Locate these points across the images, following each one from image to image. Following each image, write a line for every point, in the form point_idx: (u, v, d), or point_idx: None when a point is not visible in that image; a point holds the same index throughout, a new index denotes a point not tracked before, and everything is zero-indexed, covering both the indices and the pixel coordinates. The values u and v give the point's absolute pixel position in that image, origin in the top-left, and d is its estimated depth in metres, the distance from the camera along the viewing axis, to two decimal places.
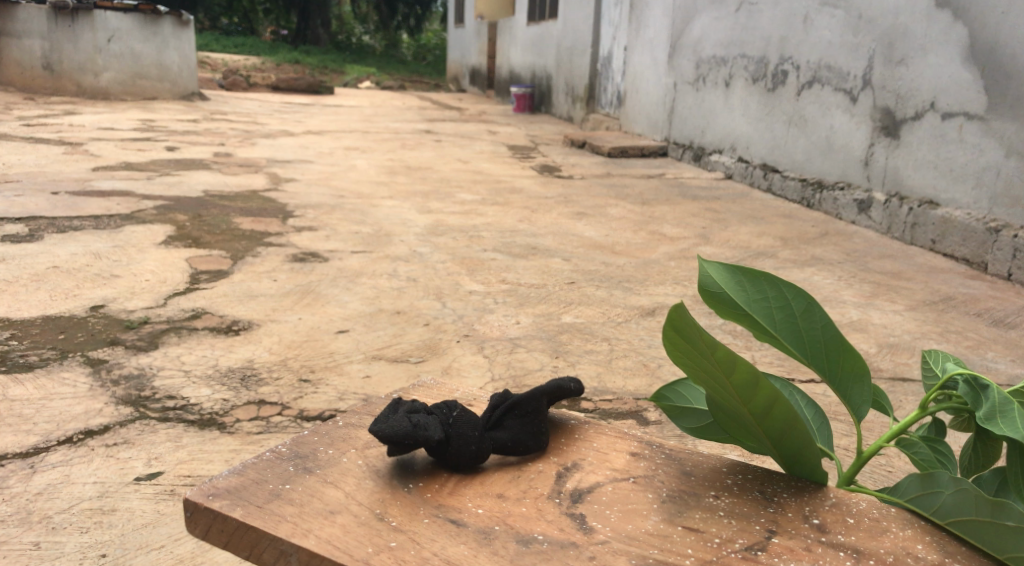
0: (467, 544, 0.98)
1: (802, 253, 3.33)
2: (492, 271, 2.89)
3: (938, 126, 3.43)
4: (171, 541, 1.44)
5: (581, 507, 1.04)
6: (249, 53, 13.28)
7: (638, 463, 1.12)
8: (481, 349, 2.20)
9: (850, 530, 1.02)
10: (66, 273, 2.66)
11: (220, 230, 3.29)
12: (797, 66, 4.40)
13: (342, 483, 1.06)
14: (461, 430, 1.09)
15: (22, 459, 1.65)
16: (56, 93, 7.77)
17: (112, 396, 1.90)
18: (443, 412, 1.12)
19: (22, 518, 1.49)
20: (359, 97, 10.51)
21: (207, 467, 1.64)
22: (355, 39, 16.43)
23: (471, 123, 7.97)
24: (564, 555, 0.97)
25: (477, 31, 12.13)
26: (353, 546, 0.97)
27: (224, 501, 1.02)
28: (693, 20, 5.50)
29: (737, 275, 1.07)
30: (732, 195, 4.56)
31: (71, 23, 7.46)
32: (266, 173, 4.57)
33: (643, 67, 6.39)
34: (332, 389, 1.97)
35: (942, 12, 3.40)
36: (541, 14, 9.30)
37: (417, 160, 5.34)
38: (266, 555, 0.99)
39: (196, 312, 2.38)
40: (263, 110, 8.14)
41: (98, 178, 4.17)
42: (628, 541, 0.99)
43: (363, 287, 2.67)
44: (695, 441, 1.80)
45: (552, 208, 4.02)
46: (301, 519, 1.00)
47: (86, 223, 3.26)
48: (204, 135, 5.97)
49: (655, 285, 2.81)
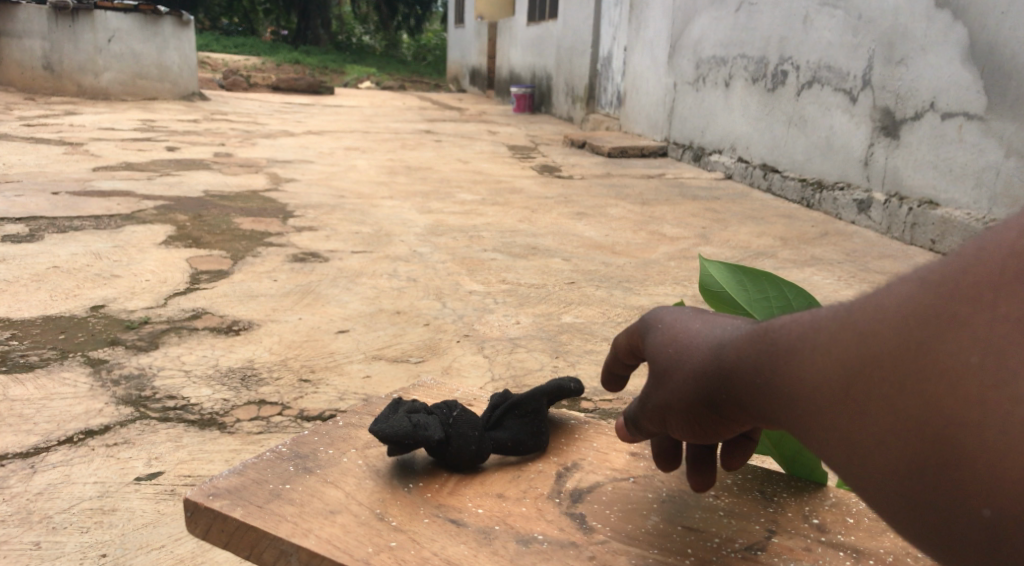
0: (467, 544, 0.97)
1: (802, 253, 3.34)
2: (492, 271, 2.90)
3: (938, 126, 3.44)
4: (171, 541, 1.44)
5: (581, 508, 1.04)
6: (249, 53, 13.31)
7: (638, 462, 1.13)
8: (481, 349, 2.20)
9: (849, 530, 1.02)
10: (67, 273, 2.66)
11: (221, 230, 3.29)
12: (797, 66, 4.40)
13: (342, 483, 1.06)
14: (462, 430, 1.09)
15: (22, 459, 1.65)
16: (57, 93, 7.77)
17: (112, 396, 1.90)
18: (444, 412, 1.12)
19: (22, 518, 1.48)
20: (361, 97, 10.54)
21: (207, 468, 1.64)
22: (355, 40, 16.48)
23: (471, 123, 7.99)
24: (564, 555, 0.96)
25: (477, 31, 12.18)
26: (354, 546, 0.95)
27: (224, 500, 1.01)
28: (693, 20, 5.50)
29: (738, 275, 1.08)
30: (732, 195, 4.56)
31: (71, 23, 7.48)
32: (266, 173, 4.58)
33: (643, 68, 6.39)
34: (332, 389, 1.97)
35: (942, 12, 3.39)
36: (541, 15, 9.32)
37: (417, 160, 5.34)
38: (266, 555, 0.97)
39: (197, 312, 2.39)
40: (263, 110, 8.15)
41: (98, 178, 4.18)
42: (628, 540, 0.99)
43: (363, 287, 2.67)
44: None
45: (552, 208, 4.03)
46: (301, 520, 0.99)
47: (86, 223, 3.27)
48: (205, 135, 5.99)
49: (655, 285, 2.81)
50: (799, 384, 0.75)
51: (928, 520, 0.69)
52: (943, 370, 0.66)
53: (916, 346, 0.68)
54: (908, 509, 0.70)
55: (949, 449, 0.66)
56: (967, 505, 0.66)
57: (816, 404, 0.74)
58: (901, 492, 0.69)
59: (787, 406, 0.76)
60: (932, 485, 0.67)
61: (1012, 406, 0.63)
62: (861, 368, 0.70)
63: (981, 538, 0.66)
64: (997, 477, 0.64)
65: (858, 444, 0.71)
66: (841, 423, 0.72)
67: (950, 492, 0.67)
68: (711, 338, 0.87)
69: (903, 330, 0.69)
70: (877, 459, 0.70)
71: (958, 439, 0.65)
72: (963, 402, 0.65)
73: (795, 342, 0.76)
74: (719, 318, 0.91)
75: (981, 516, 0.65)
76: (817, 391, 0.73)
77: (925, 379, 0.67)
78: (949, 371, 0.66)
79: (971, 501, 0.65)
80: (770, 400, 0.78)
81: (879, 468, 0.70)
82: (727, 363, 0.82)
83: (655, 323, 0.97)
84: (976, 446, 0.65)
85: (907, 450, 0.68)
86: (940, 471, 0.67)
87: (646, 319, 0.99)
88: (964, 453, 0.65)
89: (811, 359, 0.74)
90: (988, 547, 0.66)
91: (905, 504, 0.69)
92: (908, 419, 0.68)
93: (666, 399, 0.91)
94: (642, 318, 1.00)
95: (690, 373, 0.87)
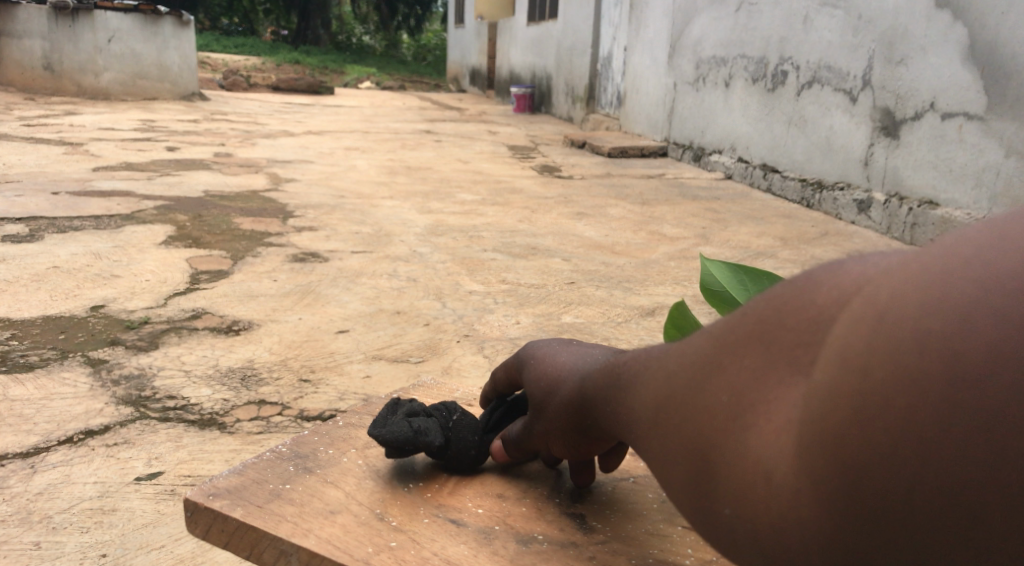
0: (467, 544, 0.96)
1: (802, 253, 3.34)
2: (492, 271, 2.90)
3: (938, 126, 3.44)
4: (171, 541, 1.44)
5: (581, 508, 1.04)
6: (249, 53, 13.31)
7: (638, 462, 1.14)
8: (481, 349, 2.21)
9: None
10: (67, 273, 2.66)
11: (221, 230, 3.29)
12: (797, 66, 4.40)
13: (342, 483, 1.06)
14: (460, 434, 1.10)
15: (22, 459, 1.65)
16: (57, 93, 7.76)
17: (112, 396, 1.90)
18: (440, 410, 1.13)
19: (22, 518, 1.48)
20: (361, 97, 10.54)
21: (207, 468, 1.64)
22: (356, 40, 16.49)
23: (471, 123, 7.99)
24: (563, 555, 0.95)
25: (477, 31, 12.19)
26: (353, 547, 0.94)
27: (224, 501, 1.01)
28: (693, 20, 5.50)
29: (739, 274, 1.08)
30: (731, 195, 4.56)
31: (71, 23, 7.48)
32: (266, 173, 4.58)
33: (643, 68, 6.39)
34: (332, 389, 1.97)
35: (942, 12, 3.39)
36: (541, 14, 9.33)
37: (417, 160, 5.35)
38: (265, 555, 0.96)
39: (197, 312, 2.39)
40: (263, 110, 8.16)
41: (98, 178, 4.18)
42: (628, 540, 0.98)
43: (363, 287, 2.67)
44: None
45: (552, 208, 4.03)
46: (301, 519, 0.98)
47: (86, 223, 3.27)
48: (205, 135, 5.99)
49: (655, 285, 2.81)
50: (629, 412, 0.87)
51: (700, 525, 0.79)
52: (713, 397, 0.78)
53: (696, 377, 0.80)
54: (690, 516, 0.80)
55: (709, 463, 0.77)
56: (718, 511, 0.77)
57: (634, 423, 0.86)
58: (683, 499, 0.80)
59: (618, 426, 0.89)
60: (698, 493, 0.78)
61: (753, 430, 0.74)
62: (664, 392, 0.83)
63: (733, 542, 0.76)
64: (737, 488, 0.74)
65: (656, 457, 0.83)
66: (650, 440, 0.84)
67: (709, 501, 0.77)
68: (573, 366, 1.01)
69: (693, 363, 0.81)
70: (666, 470, 0.82)
71: (715, 455, 0.77)
72: (721, 424, 0.76)
73: (632, 377, 0.88)
74: (583, 350, 1.05)
75: (729, 521, 0.76)
76: (635, 410, 0.86)
77: (702, 403, 0.79)
78: (717, 398, 0.78)
79: (723, 510, 0.76)
80: (606, 417, 0.91)
81: (669, 478, 0.82)
82: (580, 387, 0.96)
83: (527, 357, 1.09)
84: (725, 461, 0.75)
85: (686, 472, 0.79)
86: (704, 482, 0.78)
87: (521, 352, 1.11)
88: (719, 467, 0.76)
89: (634, 385, 0.87)
90: (736, 550, 0.76)
91: (685, 510, 0.80)
92: (687, 436, 0.79)
93: (539, 417, 1.04)
94: (518, 353, 1.11)
95: (553, 395, 1.01)
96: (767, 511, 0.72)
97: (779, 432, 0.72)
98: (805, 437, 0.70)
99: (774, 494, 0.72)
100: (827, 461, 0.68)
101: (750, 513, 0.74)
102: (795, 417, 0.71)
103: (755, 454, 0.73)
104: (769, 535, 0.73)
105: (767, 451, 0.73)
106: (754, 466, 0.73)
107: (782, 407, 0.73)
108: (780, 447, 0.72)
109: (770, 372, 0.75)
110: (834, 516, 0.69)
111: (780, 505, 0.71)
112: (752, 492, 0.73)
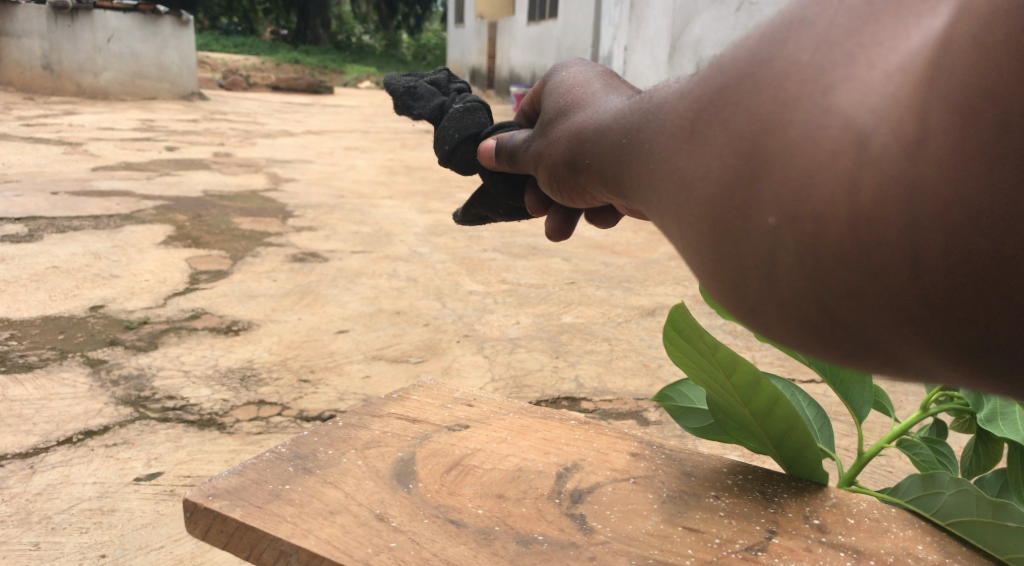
0: (467, 544, 0.95)
1: None
2: (492, 271, 2.89)
3: None
4: (171, 542, 1.43)
5: (581, 508, 1.02)
6: (249, 53, 13.31)
7: (638, 463, 1.11)
8: (481, 349, 2.20)
9: (850, 530, 0.97)
10: (66, 273, 2.66)
11: (220, 230, 3.29)
12: None
13: (341, 483, 1.05)
14: (445, 124, 1.09)
15: (21, 459, 1.65)
16: (56, 93, 7.71)
17: (111, 396, 1.90)
18: (456, 93, 1.13)
19: (21, 518, 1.47)
20: (361, 98, 10.55)
21: (207, 468, 1.64)
22: (355, 43, 16.54)
23: None
24: (563, 555, 0.94)
25: (477, 30, 12.21)
26: (353, 547, 0.94)
27: (224, 501, 1.00)
28: (693, 21, 5.49)
29: None
30: None
31: (71, 23, 7.48)
32: (266, 173, 4.57)
33: (643, 67, 6.37)
34: (332, 388, 1.97)
35: None
36: (541, 14, 9.33)
37: (417, 160, 5.35)
38: (265, 555, 0.96)
39: (197, 312, 2.39)
40: (262, 110, 8.15)
41: (97, 178, 4.17)
42: (628, 541, 0.96)
43: (363, 287, 2.67)
44: (696, 442, 1.78)
45: None
46: (301, 520, 0.97)
47: (86, 223, 3.26)
48: (205, 135, 5.98)
49: (655, 285, 2.81)
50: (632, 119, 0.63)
51: (726, 261, 0.55)
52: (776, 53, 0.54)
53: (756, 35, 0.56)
54: (705, 249, 0.56)
55: (761, 141, 0.53)
56: (765, 212, 0.53)
57: (639, 141, 0.61)
58: (704, 222, 0.56)
59: (614, 150, 0.65)
60: (733, 204, 0.54)
61: (845, 79, 0.51)
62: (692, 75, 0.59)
63: (781, 265, 0.53)
64: (808, 170, 0.51)
65: (666, 174, 0.58)
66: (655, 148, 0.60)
67: (748, 207, 0.54)
68: (605, 96, 0.76)
69: (749, 32, 0.58)
70: (682, 181, 0.57)
71: (772, 138, 0.53)
72: (789, 82, 0.53)
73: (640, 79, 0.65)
74: (627, 85, 0.80)
75: (781, 227, 0.52)
76: (644, 125, 0.61)
77: (755, 63, 0.54)
78: (786, 53, 0.53)
79: (775, 208, 0.52)
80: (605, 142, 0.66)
81: (684, 196, 0.57)
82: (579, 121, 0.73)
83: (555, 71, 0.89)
84: (792, 136, 0.52)
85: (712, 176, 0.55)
86: (744, 177, 0.54)
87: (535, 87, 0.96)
88: (780, 147, 0.52)
89: (650, 95, 0.63)
90: (783, 269, 0.53)
91: (702, 236, 0.56)
92: (731, 119, 0.55)
93: (545, 144, 0.81)
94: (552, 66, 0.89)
95: (573, 117, 0.76)
96: (853, 188, 0.50)
97: (893, 72, 0.50)
98: (947, 56, 0.49)
99: (876, 156, 0.50)
100: (983, 82, 0.48)
101: (825, 203, 0.51)
102: (924, 43, 0.50)
103: (849, 105, 0.50)
104: (852, 228, 0.50)
105: (868, 101, 0.50)
106: (845, 121, 0.50)
107: (900, 42, 0.51)
108: (892, 95, 0.50)
109: (880, 4, 0.52)
110: (980, 171, 0.48)
111: (887, 171, 0.50)
112: (836, 164, 0.50)
